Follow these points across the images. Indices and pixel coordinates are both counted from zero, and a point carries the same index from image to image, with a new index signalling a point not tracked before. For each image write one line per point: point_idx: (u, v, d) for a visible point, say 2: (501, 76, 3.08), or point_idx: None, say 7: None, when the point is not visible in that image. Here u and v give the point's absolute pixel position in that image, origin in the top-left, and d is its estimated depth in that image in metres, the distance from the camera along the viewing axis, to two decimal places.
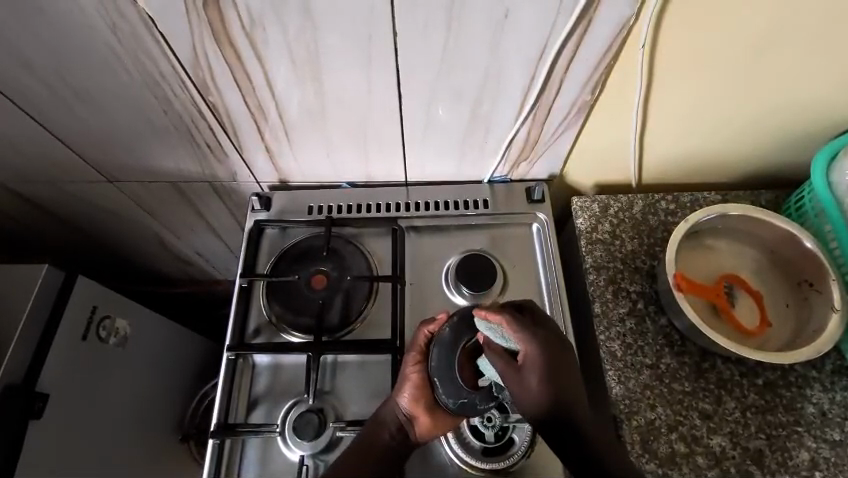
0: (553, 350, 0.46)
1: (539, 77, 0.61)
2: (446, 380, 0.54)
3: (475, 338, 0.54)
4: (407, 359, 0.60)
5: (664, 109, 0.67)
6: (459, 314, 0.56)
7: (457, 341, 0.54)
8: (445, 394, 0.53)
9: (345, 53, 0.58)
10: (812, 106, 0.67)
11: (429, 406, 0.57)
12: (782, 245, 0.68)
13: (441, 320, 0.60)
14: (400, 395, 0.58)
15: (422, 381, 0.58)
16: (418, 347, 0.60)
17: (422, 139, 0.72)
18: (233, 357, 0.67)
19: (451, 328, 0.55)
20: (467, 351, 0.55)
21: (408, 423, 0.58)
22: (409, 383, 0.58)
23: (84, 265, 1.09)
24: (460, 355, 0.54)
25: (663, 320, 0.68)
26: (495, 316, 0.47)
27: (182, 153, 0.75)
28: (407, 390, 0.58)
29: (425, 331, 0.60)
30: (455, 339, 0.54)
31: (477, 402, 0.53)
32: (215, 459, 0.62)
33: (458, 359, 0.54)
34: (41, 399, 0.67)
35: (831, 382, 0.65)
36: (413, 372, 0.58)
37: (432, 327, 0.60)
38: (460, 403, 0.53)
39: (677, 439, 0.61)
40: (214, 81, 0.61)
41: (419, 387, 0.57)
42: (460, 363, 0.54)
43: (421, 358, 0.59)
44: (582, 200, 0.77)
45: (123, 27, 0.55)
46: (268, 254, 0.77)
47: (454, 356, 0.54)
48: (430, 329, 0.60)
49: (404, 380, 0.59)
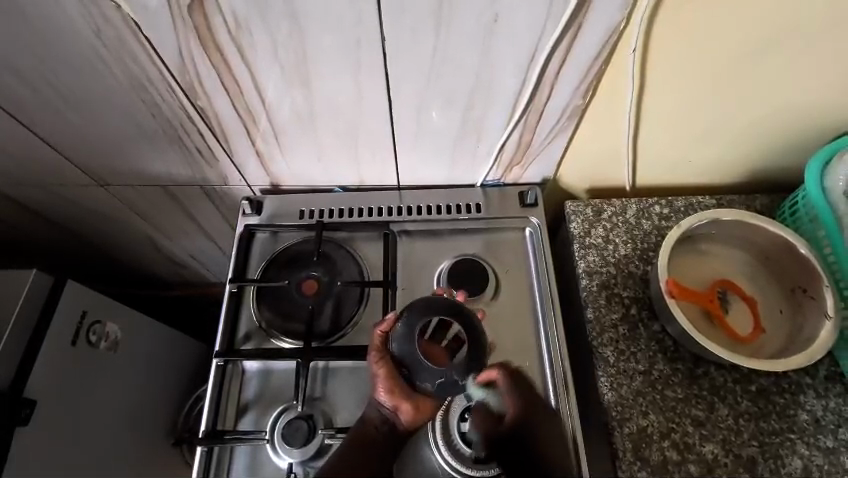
0: (536, 416, 0.49)
1: (531, 81, 0.61)
2: (420, 367, 0.56)
3: (428, 325, 0.58)
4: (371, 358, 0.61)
5: (658, 113, 0.66)
6: (407, 309, 0.59)
7: (415, 331, 0.57)
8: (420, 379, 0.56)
9: (334, 58, 0.57)
10: (807, 111, 0.66)
11: (406, 392, 0.58)
12: (777, 250, 0.67)
13: (392, 318, 0.61)
14: (376, 391, 0.59)
15: (392, 372, 0.58)
16: (378, 343, 0.60)
17: (413, 143, 0.71)
18: (222, 363, 0.67)
19: (404, 323, 0.58)
20: (428, 338, 0.58)
21: (393, 416, 0.58)
22: (382, 376, 0.58)
23: (76, 268, 1.08)
24: (419, 343, 0.58)
25: (657, 326, 0.68)
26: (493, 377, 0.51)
27: (172, 157, 0.74)
28: (380, 385, 0.58)
29: (379, 331, 0.61)
30: (411, 331, 0.58)
31: (456, 377, 0.55)
32: (203, 466, 0.62)
33: (420, 346, 0.57)
34: (28, 406, 0.66)
35: (825, 388, 0.64)
36: (379, 368, 0.59)
37: (383, 327, 0.61)
38: (438, 383, 0.56)
39: (669, 446, 0.61)
40: (202, 86, 0.61)
41: (391, 378, 0.58)
42: (421, 348, 0.57)
43: (382, 352, 0.60)
44: (575, 204, 0.76)
45: (108, 31, 0.54)
46: (259, 258, 0.77)
47: (414, 344, 0.57)
48: (382, 328, 0.61)
49: (375, 378, 0.59)
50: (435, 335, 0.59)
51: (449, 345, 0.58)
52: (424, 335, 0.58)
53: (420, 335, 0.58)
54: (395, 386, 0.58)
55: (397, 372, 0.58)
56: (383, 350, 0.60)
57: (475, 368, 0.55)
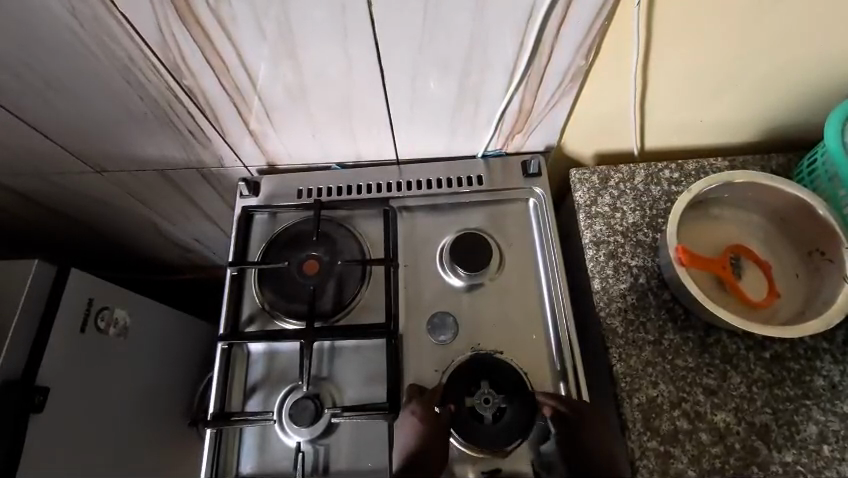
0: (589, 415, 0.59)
1: (529, 42, 0.57)
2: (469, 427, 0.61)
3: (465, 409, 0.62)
4: (401, 422, 0.59)
5: (666, 72, 0.62)
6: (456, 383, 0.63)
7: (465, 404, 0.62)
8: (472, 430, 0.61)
9: (320, 28, 0.54)
10: (828, 60, 0.62)
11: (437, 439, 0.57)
12: (794, 213, 0.64)
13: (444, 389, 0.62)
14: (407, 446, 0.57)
15: (425, 429, 0.58)
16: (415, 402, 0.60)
17: (408, 115, 0.68)
18: (226, 346, 0.66)
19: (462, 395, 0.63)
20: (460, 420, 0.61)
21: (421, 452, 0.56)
22: (421, 432, 0.57)
23: (83, 257, 1.09)
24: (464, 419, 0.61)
25: (666, 294, 0.66)
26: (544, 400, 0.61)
27: (165, 140, 0.73)
28: (416, 442, 0.57)
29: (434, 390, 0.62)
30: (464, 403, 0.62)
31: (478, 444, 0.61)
32: (213, 447, 0.62)
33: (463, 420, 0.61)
34: (41, 393, 0.68)
35: (843, 353, 0.62)
36: (420, 425, 0.58)
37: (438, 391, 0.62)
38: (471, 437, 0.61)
39: (679, 416, 0.60)
40: (186, 64, 0.59)
41: (425, 433, 0.57)
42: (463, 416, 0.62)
43: (423, 410, 0.59)
44: (581, 172, 0.74)
45: (82, 10, 0.52)
46: (259, 240, 0.76)
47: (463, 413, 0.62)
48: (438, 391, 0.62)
49: (411, 434, 0.57)
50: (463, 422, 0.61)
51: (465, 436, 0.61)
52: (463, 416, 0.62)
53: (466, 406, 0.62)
54: (429, 442, 0.57)
55: (436, 428, 0.58)
56: (422, 408, 0.59)
57: (487, 447, 0.61)
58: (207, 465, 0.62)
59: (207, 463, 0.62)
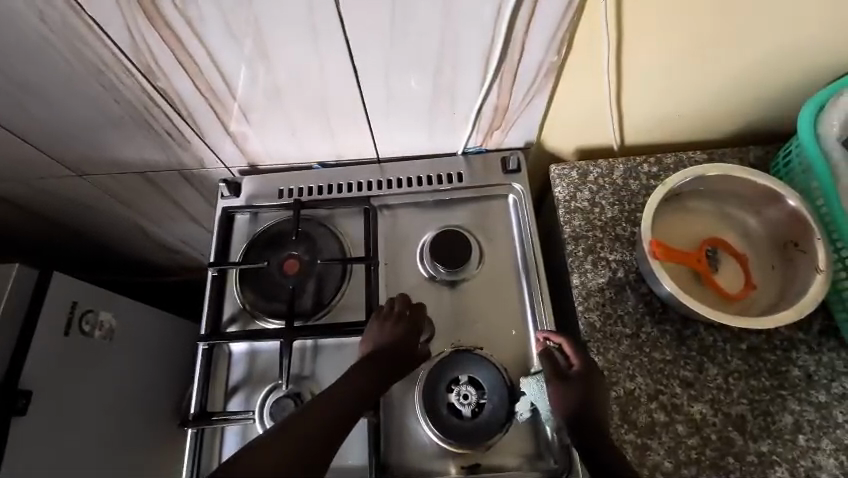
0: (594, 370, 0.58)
1: (500, 38, 0.57)
2: (452, 425, 0.62)
3: (449, 405, 0.62)
4: (389, 321, 0.62)
5: (639, 66, 0.63)
6: (442, 378, 0.64)
7: (449, 399, 0.63)
8: (454, 425, 0.62)
9: (287, 28, 0.54)
10: (800, 52, 0.62)
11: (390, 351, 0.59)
12: (769, 205, 0.65)
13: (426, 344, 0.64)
14: (383, 342, 0.60)
15: (409, 340, 0.61)
16: (415, 316, 0.63)
17: (385, 113, 0.69)
18: (207, 346, 0.67)
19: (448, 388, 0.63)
20: (444, 417, 0.62)
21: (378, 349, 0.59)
22: (404, 341, 0.60)
23: (71, 261, 1.09)
24: (448, 415, 0.62)
25: (644, 288, 0.66)
26: (555, 339, 0.61)
27: (144, 142, 0.73)
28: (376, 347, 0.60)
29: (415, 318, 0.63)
30: (448, 399, 0.63)
31: (459, 441, 0.61)
32: (194, 447, 0.63)
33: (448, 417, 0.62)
34: (24, 397, 0.68)
35: (818, 343, 0.63)
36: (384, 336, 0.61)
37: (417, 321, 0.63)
38: (454, 433, 0.61)
39: (656, 408, 0.60)
40: (159, 66, 0.59)
41: (406, 342, 0.61)
42: (448, 411, 0.62)
43: (416, 326, 0.63)
44: (561, 168, 0.74)
45: (50, 15, 0.52)
46: (240, 241, 0.76)
47: (448, 409, 0.62)
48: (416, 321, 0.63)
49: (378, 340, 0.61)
50: (447, 419, 0.62)
51: (449, 432, 0.61)
52: (448, 413, 0.62)
53: (452, 401, 0.63)
54: (404, 352, 0.60)
55: (415, 347, 0.61)
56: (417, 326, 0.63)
57: (470, 444, 0.61)
58: (188, 464, 0.62)
59: (189, 462, 0.62)
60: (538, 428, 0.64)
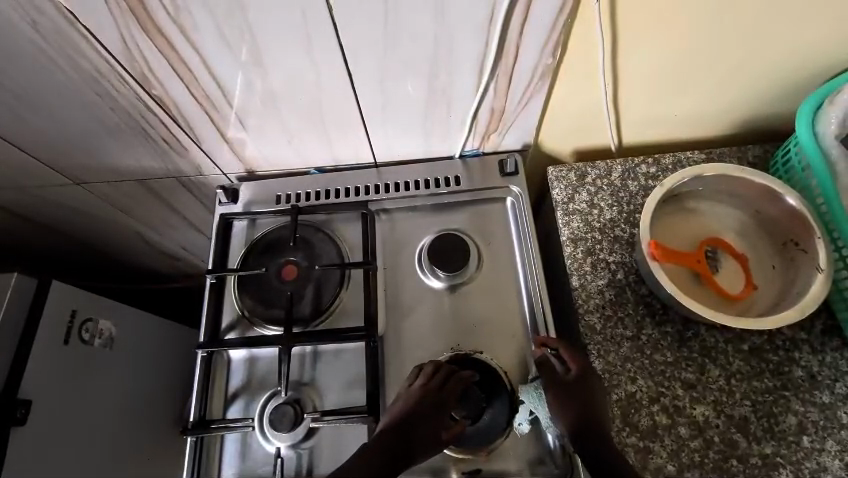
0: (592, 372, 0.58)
1: (494, 42, 0.57)
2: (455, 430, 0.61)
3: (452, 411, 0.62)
4: (416, 392, 0.57)
5: (634, 67, 0.62)
6: None
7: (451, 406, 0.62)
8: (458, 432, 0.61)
9: (281, 35, 0.54)
10: (797, 50, 0.62)
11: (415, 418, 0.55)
12: (768, 204, 0.64)
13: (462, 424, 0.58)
14: (409, 399, 0.57)
15: (431, 417, 0.55)
16: (446, 393, 0.57)
17: (381, 118, 0.68)
18: (206, 353, 0.67)
19: None
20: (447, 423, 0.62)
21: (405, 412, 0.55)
22: (424, 418, 0.55)
23: (71, 268, 1.09)
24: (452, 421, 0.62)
25: (644, 290, 0.66)
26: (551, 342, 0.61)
27: (141, 150, 0.73)
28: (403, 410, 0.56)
29: (454, 383, 0.59)
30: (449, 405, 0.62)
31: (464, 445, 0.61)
32: (193, 455, 0.63)
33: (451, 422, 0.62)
34: (24, 405, 0.68)
35: (821, 343, 0.62)
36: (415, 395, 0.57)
37: (455, 387, 0.58)
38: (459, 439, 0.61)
39: (658, 411, 0.60)
40: (153, 73, 0.59)
41: (433, 401, 0.56)
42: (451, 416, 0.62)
43: (449, 383, 0.58)
44: (559, 170, 0.74)
45: (44, 24, 0.52)
46: (238, 247, 0.76)
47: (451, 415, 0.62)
48: (455, 387, 0.58)
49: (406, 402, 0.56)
50: None
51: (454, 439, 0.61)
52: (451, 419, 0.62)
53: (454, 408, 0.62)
54: (426, 420, 0.55)
55: (437, 427, 0.56)
56: (447, 404, 0.57)
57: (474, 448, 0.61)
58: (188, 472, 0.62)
59: (188, 470, 0.62)
60: (540, 433, 0.64)
